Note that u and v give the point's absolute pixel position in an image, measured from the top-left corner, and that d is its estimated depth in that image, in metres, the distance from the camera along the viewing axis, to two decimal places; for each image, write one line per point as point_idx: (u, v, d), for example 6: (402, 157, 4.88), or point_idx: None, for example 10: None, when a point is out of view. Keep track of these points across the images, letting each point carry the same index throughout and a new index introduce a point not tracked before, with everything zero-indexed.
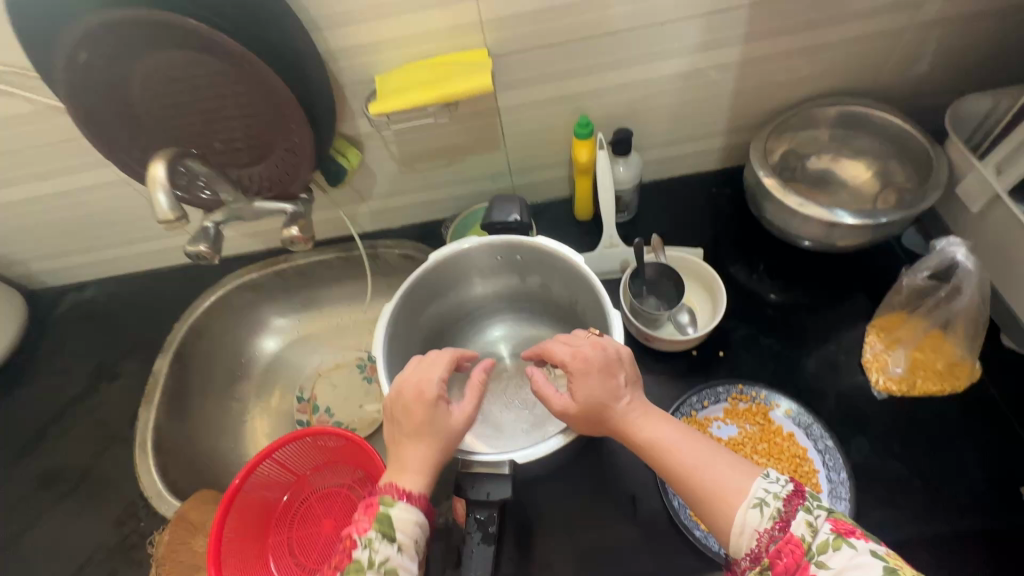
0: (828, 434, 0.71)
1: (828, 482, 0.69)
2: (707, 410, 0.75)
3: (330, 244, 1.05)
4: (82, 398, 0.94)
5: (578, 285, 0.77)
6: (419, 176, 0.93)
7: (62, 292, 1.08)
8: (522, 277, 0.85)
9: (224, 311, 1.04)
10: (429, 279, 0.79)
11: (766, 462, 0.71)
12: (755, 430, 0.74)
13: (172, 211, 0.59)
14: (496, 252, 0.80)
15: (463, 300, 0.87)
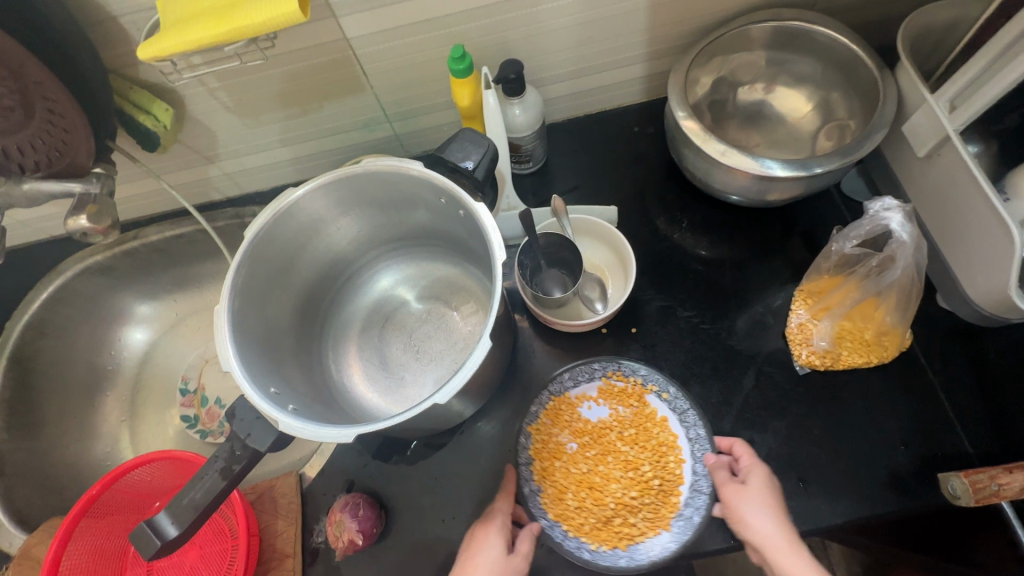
0: (701, 421, 0.63)
1: (692, 473, 0.63)
2: (579, 389, 0.68)
3: (188, 215, 0.87)
4: None
5: (477, 229, 0.59)
6: (271, 130, 0.75)
7: None
8: (415, 212, 0.65)
9: (68, 302, 0.88)
10: (287, 228, 0.59)
11: (629, 449, 0.66)
12: (627, 414, 0.68)
13: None
14: (372, 185, 0.59)
15: (351, 236, 0.68)
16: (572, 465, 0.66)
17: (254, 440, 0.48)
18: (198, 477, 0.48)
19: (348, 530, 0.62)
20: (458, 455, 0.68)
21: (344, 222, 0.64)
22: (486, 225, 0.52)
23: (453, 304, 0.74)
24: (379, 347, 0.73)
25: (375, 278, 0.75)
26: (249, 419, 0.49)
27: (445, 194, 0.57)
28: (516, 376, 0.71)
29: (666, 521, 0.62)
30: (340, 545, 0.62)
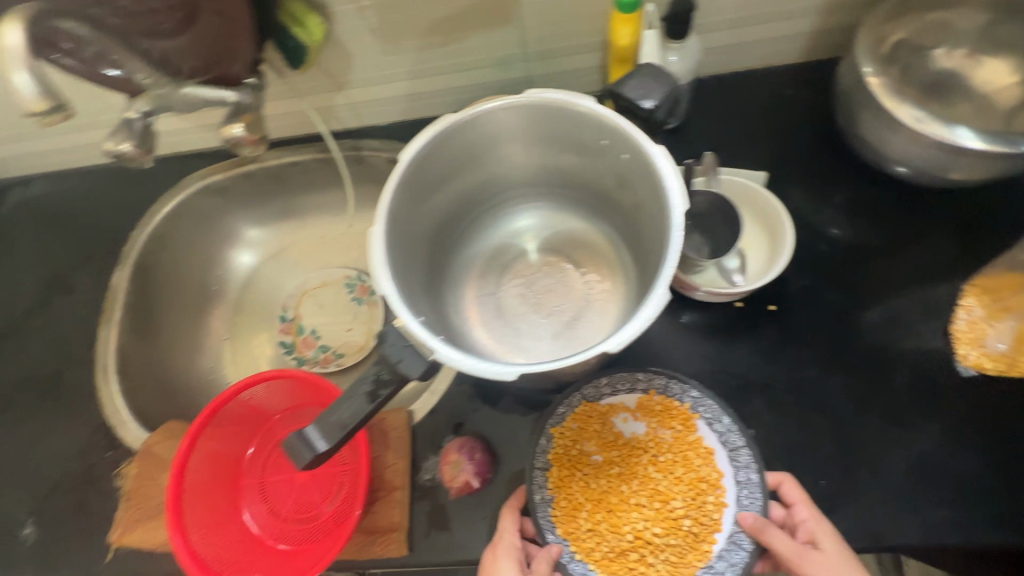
0: (755, 465, 0.59)
1: (732, 524, 0.58)
2: (615, 399, 0.64)
3: (307, 143, 0.87)
4: (36, 310, 0.84)
5: (633, 175, 0.55)
6: (408, 59, 0.72)
7: (9, 187, 0.95)
8: (555, 155, 0.62)
9: (188, 218, 0.90)
10: (435, 159, 0.57)
11: (661, 477, 0.62)
12: (669, 437, 0.63)
13: (42, 101, 0.41)
14: (525, 120, 0.57)
15: (491, 177, 0.65)
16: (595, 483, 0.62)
17: (404, 367, 0.47)
18: (346, 397, 0.47)
19: (465, 471, 0.63)
20: None
21: (489, 161, 0.62)
22: (661, 163, 0.49)
23: (577, 258, 0.71)
24: (497, 296, 0.71)
25: (495, 230, 0.72)
26: (401, 346, 0.48)
27: (607, 132, 0.53)
28: (638, 341, 0.67)
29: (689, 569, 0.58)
30: (453, 486, 0.63)
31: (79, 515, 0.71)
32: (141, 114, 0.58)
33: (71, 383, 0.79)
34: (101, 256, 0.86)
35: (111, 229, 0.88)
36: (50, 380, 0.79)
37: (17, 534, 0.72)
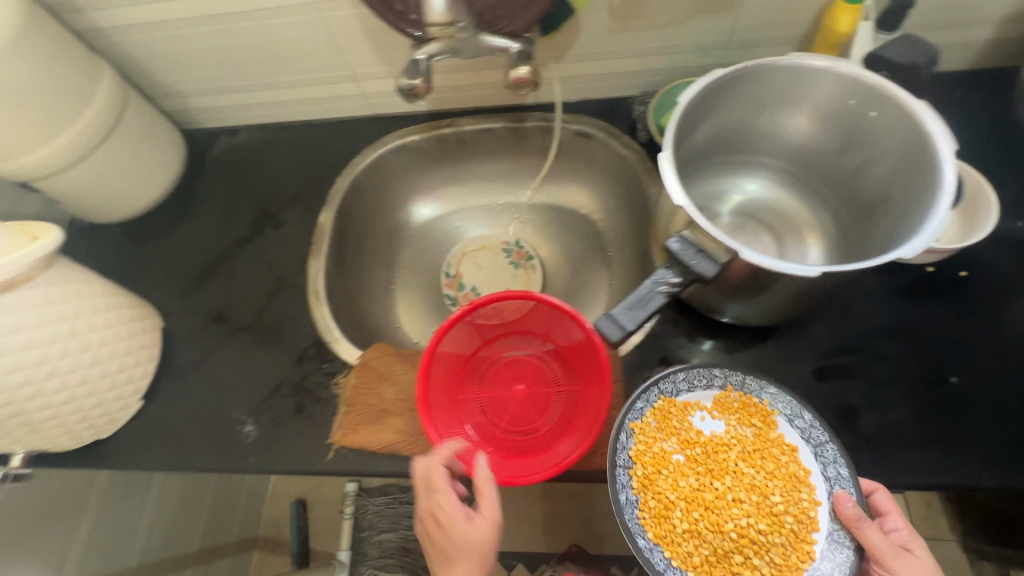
0: (842, 458, 0.62)
1: (829, 521, 0.62)
2: (693, 395, 0.69)
3: (501, 113, 0.97)
4: (249, 239, 0.93)
5: (875, 130, 0.61)
6: (627, 38, 0.82)
7: (214, 134, 1.05)
8: (777, 121, 0.68)
9: (382, 172, 1.00)
10: (693, 110, 0.61)
11: (754, 471, 0.67)
12: (749, 433, 0.68)
13: None
14: (772, 80, 0.62)
15: (724, 131, 0.70)
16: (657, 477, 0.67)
17: (698, 270, 0.55)
18: (644, 295, 0.56)
19: (689, 391, 0.71)
20: (768, 355, 0.72)
21: (733, 113, 0.66)
22: (922, 113, 0.55)
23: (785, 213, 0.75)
24: None
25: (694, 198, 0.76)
26: (695, 248, 0.55)
27: (856, 91, 0.60)
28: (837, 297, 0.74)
29: (796, 570, 0.62)
30: (682, 403, 0.70)
31: (299, 419, 0.77)
32: (424, 55, 0.68)
33: (284, 303, 0.86)
34: (307, 198, 0.95)
35: (317, 176, 0.97)
36: (264, 300, 0.87)
37: (240, 432, 0.77)
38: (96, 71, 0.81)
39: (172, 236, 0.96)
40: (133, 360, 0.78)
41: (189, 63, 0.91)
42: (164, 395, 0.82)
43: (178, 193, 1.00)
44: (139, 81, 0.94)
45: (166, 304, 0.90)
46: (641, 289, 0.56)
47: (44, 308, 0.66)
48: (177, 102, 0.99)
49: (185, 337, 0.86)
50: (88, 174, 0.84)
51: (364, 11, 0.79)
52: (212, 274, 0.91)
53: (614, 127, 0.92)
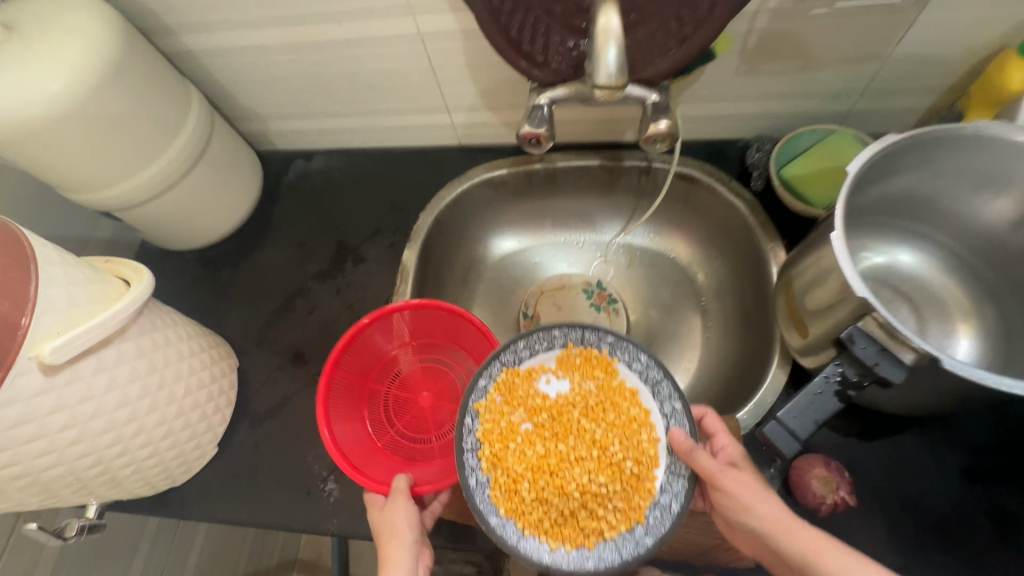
0: (676, 395, 0.65)
1: (667, 456, 0.64)
2: (536, 360, 0.70)
3: (596, 150, 0.91)
4: (328, 275, 0.89)
5: None
6: (751, 82, 0.75)
7: (290, 158, 1.01)
8: (970, 195, 0.60)
9: (465, 206, 0.94)
10: (869, 168, 0.57)
11: (594, 426, 0.68)
12: (592, 386, 0.69)
13: (613, 83, 0.45)
14: (966, 147, 0.56)
15: (900, 195, 0.63)
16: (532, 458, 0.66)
17: (883, 371, 0.48)
18: (814, 395, 0.50)
19: (840, 489, 0.60)
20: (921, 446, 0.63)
21: (896, 180, 0.61)
22: None
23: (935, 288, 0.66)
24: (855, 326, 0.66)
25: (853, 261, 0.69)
26: (873, 346, 0.48)
27: None
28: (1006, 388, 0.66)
29: (636, 511, 0.63)
30: (825, 503, 0.59)
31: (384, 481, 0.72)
32: (548, 99, 0.63)
33: None
34: (389, 232, 0.91)
35: (400, 210, 0.93)
36: None
37: (322, 489, 0.73)
38: (186, 98, 0.77)
39: (248, 266, 0.92)
40: (214, 408, 0.74)
41: (275, 89, 0.86)
42: (240, 442, 0.78)
43: (254, 220, 0.96)
44: (222, 104, 0.91)
45: (242, 340, 0.86)
46: (810, 387, 0.51)
47: (135, 360, 0.62)
48: (256, 126, 0.96)
49: (262, 378, 0.82)
50: (172, 204, 0.80)
51: (472, 45, 0.74)
52: (290, 310, 0.87)
53: (721, 171, 0.85)
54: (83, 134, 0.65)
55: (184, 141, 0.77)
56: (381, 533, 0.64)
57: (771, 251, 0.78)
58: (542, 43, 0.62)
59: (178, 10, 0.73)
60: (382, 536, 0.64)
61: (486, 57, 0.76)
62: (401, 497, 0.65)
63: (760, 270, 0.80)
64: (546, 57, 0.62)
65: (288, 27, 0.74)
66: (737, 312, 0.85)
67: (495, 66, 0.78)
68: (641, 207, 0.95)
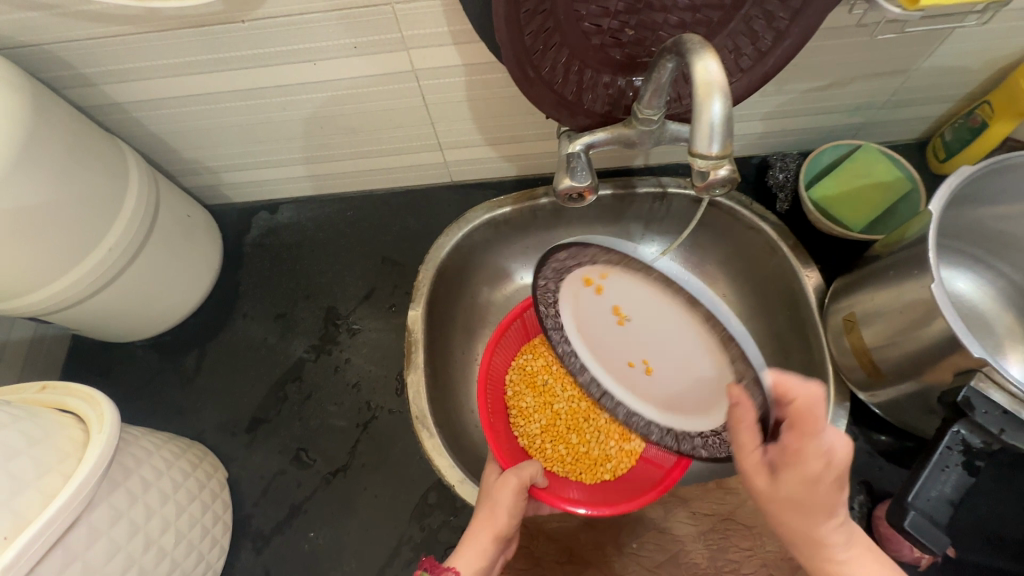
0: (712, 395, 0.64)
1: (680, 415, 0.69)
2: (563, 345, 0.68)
3: (606, 178, 0.84)
4: (321, 350, 0.76)
5: None
6: (776, 100, 0.70)
7: (249, 211, 0.86)
8: None
9: (467, 250, 0.84)
10: (964, 186, 0.55)
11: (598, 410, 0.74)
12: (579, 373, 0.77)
13: (720, 150, 0.38)
14: None
15: (982, 219, 0.60)
16: (605, 354, 0.64)
17: (1010, 437, 0.48)
18: (942, 470, 0.49)
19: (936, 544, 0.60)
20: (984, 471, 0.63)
21: (969, 207, 0.59)
22: None
23: (982, 308, 0.64)
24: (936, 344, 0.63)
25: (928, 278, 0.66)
26: (990, 415, 0.49)
27: None
28: None
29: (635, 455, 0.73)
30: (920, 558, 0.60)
31: None
32: (585, 145, 0.55)
33: (383, 435, 0.71)
34: (386, 290, 0.80)
35: (393, 263, 0.82)
36: (356, 432, 0.71)
37: None
38: (123, 162, 0.62)
39: (218, 350, 0.77)
40: (210, 543, 0.61)
41: (230, 139, 0.72)
42: (246, 571, 0.66)
43: (216, 292, 0.81)
44: (161, 160, 0.74)
45: (226, 442, 0.72)
46: (936, 462, 0.49)
47: (113, 527, 0.48)
48: (205, 179, 0.80)
49: (260, 487, 0.69)
50: (117, 296, 0.65)
51: (476, 79, 0.64)
52: (281, 398, 0.74)
53: (741, 192, 0.80)
54: None
55: (126, 221, 0.61)
56: (484, 501, 0.59)
57: (806, 276, 0.75)
58: (576, 82, 0.53)
59: (99, 56, 0.57)
60: (483, 503, 0.58)
61: (492, 91, 0.66)
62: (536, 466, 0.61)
63: (794, 294, 0.76)
64: (579, 97, 0.54)
65: (249, 69, 0.60)
66: (770, 336, 0.81)
67: (501, 100, 0.68)
68: (653, 232, 0.89)
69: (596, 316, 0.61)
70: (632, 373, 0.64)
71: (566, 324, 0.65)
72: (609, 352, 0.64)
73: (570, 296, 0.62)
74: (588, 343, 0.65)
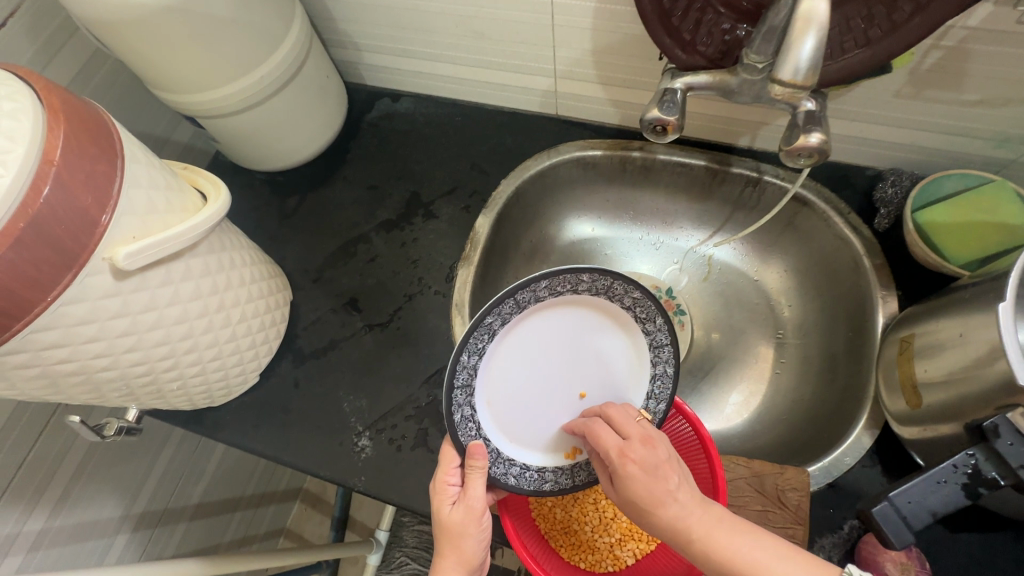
0: (666, 397, 0.65)
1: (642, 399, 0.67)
2: (484, 402, 0.65)
3: (706, 150, 0.83)
4: (396, 225, 0.86)
5: None
6: (907, 107, 0.66)
7: (375, 95, 0.96)
8: None
9: (550, 181, 0.88)
10: None
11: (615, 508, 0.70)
12: None
13: (803, 75, 0.40)
14: None
15: None
16: (539, 430, 0.68)
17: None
18: (936, 483, 0.45)
19: None
20: (1009, 552, 0.57)
21: None
22: None
23: None
24: None
25: None
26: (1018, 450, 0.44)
27: None
28: None
29: (648, 542, 0.68)
30: None
31: (419, 450, 0.70)
32: (685, 84, 0.56)
33: (423, 309, 0.79)
34: (465, 193, 0.87)
35: (479, 172, 0.88)
36: (402, 300, 0.80)
37: (354, 444, 0.72)
38: (291, 9, 0.73)
39: (314, 200, 0.89)
40: (262, 338, 0.72)
41: (377, 19, 0.81)
42: (281, 376, 0.77)
43: (328, 154, 0.92)
44: (322, 26, 0.86)
45: (298, 273, 0.84)
46: (932, 473, 0.45)
47: (200, 278, 0.59)
48: (349, 55, 0.91)
49: (312, 317, 0.81)
50: (255, 121, 0.77)
51: (605, 8, 0.67)
52: (351, 254, 0.84)
53: (842, 200, 0.76)
54: (185, 32, 0.61)
55: (278, 59, 0.72)
56: (443, 532, 0.56)
57: (882, 298, 0.70)
58: (693, 21, 0.55)
59: None
60: (442, 533, 0.56)
61: (616, 24, 0.69)
62: (481, 480, 0.56)
63: (862, 317, 0.72)
64: (695, 36, 0.56)
65: None
66: (823, 355, 0.78)
67: (624, 36, 0.70)
68: (737, 220, 0.87)
69: (514, 387, 0.66)
70: (575, 417, 0.68)
71: (505, 451, 0.65)
72: (541, 420, 0.68)
73: (482, 412, 0.65)
74: (515, 434, 0.67)
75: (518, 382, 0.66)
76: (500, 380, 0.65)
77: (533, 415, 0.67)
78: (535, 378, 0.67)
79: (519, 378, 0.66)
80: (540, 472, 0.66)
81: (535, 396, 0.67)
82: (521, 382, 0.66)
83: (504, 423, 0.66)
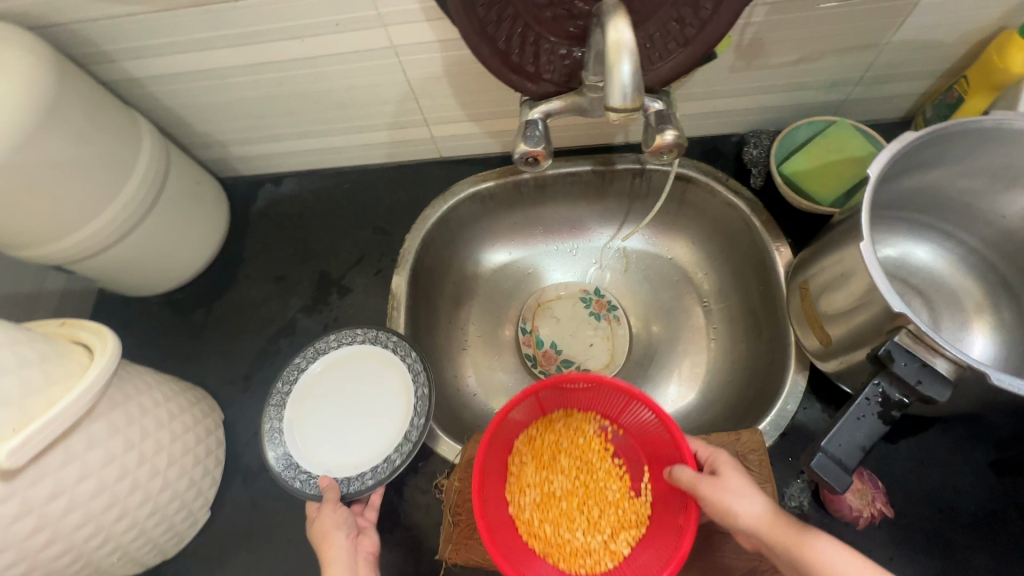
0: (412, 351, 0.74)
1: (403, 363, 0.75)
2: (317, 460, 0.70)
3: (588, 155, 0.87)
4: (313, 309, 0.83)
5: None
6: (744, 77, 0.72)
7: (257, 184, 0.93)
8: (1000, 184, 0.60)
9: (453, 222, 0.89)
10: (905, 157, 0.58)
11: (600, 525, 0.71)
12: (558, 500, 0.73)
13: (628, 100, 0.43)
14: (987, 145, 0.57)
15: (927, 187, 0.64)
16: (371, 450, 0.71)
17: (927, 388, 0.49)
18: (856, 420, 0.50)
19: (874, 500, 0.61)
20: (941, 443, 0.63)
21: (912, 177, 0.62)
22: None
23: (916, 268, 0.69)
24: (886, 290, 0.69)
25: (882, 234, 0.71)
26: (914, 370, 0.49)
27: None
28: None
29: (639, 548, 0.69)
30: (861, 517, 0.60)
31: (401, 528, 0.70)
32: (541, 113, 0.59)
33: None
34: (374, 258, 0.86)
35: (383, 233, 0.87)
36: None
37: None
38: (134, 128, 0.69)
39: (221, 308, 0.85)
40: (201, 472, 0.68)
41: (232, 113, 0.79)
42: (234, 502, 0.72)
43: (223, 257, 0.88)
44: (175, 131, 0.82)
45: (223, 389, 0.79)
46: (851, 412, 0.50)
47: (109, 440, 0.55)
48: (214, 152, 0.87)
49: (251, 430, 0.76)
50: (130, 252, 0.73)
51: (451, 54, 0.68)
52: (275, 352, 0.81)
53: (718, 169, 0.82)
54: (16, 187, 0.57)
55: (134, 183, 0.69)
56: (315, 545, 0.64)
57: (777, 249, 0.76)
58: (532, 52, 0.57)
59: (114, 36, 0.65)
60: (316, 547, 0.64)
61: (466, 65, 0.70)
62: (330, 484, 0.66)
63: (766, 270, 0.78)
64: (538, 67, 0.58)
65: (241, 46, 0.67)
66: (745, 313, 0.83)
67: (478, 74, 0.72)
68: (635, 210, 0.91)
69: (333, 443, 0.72)
70: (386, 423, 0.73)
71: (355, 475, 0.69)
72: (382, 438, 0.72)
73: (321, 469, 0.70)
74: (360, 461, 0.70)
75: (340, 435, 0.73)
76: (320, 438, 0.72)
77: (357, 447, 0.72)
78: (345, 428, 0.73)
79: (339, 424, 0.73)
80: (388, 460, 0.69)
81: (368, 437, 0.73)
82: (342, 436, 0.73)
83: (343, 466, 0.70)
